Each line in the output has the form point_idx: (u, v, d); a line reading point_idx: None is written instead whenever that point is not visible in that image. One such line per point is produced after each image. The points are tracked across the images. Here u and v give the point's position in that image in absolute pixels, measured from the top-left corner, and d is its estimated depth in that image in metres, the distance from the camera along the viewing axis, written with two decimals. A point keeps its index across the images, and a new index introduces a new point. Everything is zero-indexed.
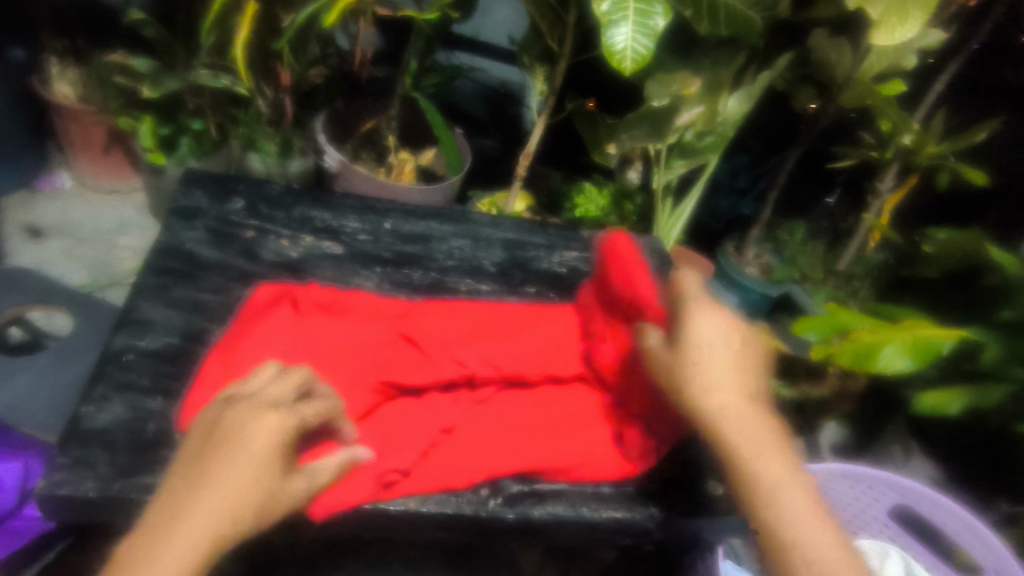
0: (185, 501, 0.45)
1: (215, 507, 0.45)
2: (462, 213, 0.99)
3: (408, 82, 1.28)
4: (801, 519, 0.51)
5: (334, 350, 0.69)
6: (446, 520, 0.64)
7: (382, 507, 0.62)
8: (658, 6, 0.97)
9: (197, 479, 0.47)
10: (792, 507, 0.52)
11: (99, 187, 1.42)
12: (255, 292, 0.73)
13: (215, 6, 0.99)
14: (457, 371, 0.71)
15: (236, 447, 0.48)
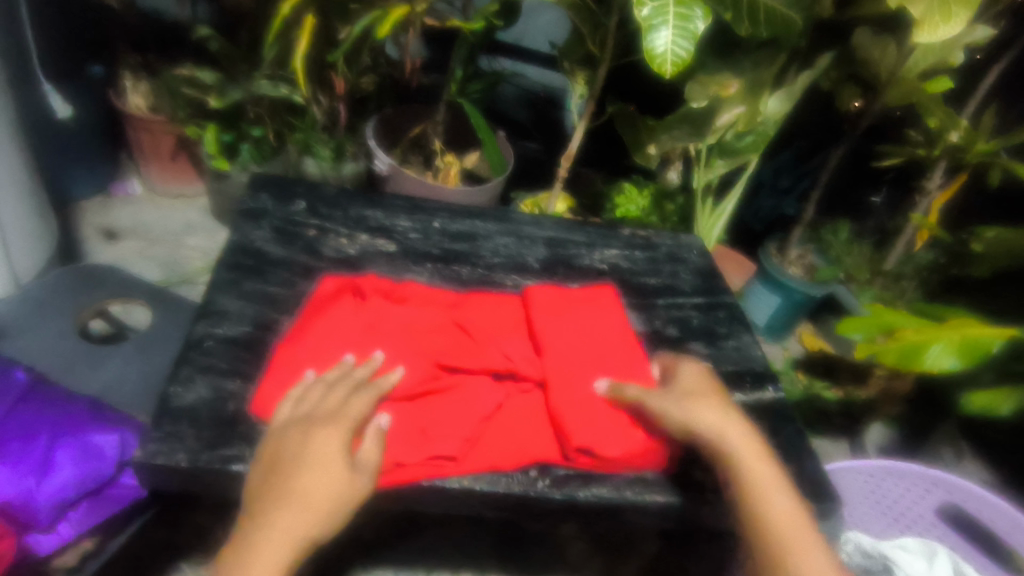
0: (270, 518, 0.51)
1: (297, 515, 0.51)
2: (507, 212, 1.03)
3: (454, 89, 1.33)
4: (786, 519, 0.57)
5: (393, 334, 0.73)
6: (497, 500, 0.68)
7: (438, 485, 0.67)
8: (698, 10, 1.00)
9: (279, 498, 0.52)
10: (781, 508, 0.57)
11: (167, 192, 1.53)
12: (321, 284, 0.78)
13: (277, 21, 1.06)
14: (504, 363, 0.74)
15: (308, 473, 0.53)
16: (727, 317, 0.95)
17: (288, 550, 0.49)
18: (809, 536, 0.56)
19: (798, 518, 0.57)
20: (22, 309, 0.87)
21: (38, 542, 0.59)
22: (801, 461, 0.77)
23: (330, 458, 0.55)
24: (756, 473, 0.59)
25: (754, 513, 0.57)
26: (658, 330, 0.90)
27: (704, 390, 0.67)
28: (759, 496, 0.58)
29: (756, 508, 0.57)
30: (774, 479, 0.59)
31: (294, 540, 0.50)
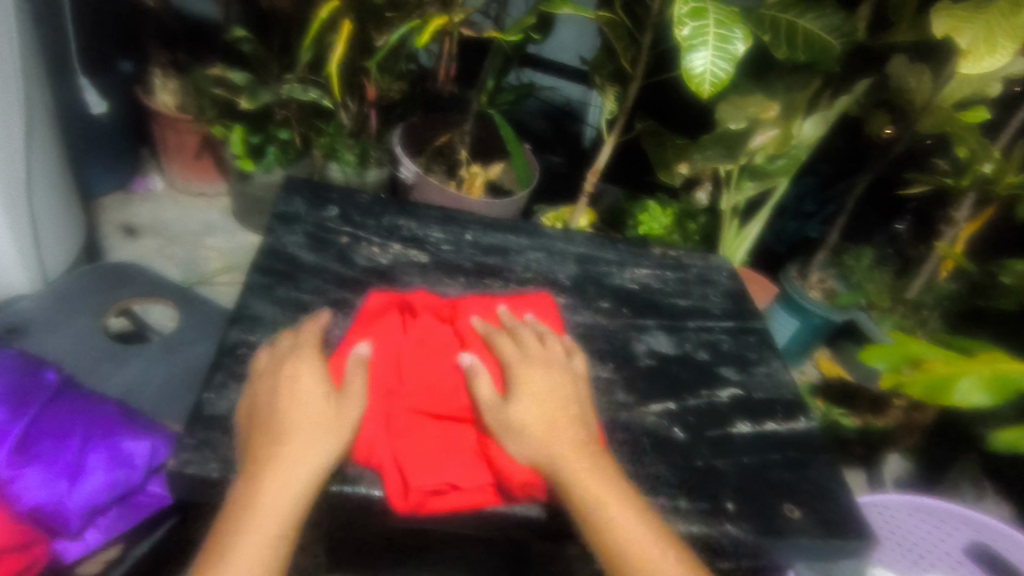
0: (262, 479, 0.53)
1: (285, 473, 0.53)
2: (537, 227, 1.02)
3: (484, 99, 1.33)
4: (628, 533, 0.55)
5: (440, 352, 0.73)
6: (547, 524, 0.65)
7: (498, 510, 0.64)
8: (739, 31, 0.99)
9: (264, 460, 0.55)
10: (622, 523, 0.55)
11: (189, 190, 1.52)
12: (367, 300, 0.78)
13: (315, 26, 1.06)
14: None
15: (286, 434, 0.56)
16: (757, 343, 0.94)
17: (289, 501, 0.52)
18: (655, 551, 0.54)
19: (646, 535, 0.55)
20: (47, 305, 0.86)
21: (66, 549, 0.58)
22: (834, 495, 0.75)
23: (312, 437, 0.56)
24: (609, 510, 0.56)
25: (594, 529, 0.56)
26: (689, 353, 0.88)
27: (548, 391, 0.65)
28: (587, 506, 0.56)
29: (602, 539, 0.55)
30: (592, 484, 0.58)
31: (284, 517, 0.52)
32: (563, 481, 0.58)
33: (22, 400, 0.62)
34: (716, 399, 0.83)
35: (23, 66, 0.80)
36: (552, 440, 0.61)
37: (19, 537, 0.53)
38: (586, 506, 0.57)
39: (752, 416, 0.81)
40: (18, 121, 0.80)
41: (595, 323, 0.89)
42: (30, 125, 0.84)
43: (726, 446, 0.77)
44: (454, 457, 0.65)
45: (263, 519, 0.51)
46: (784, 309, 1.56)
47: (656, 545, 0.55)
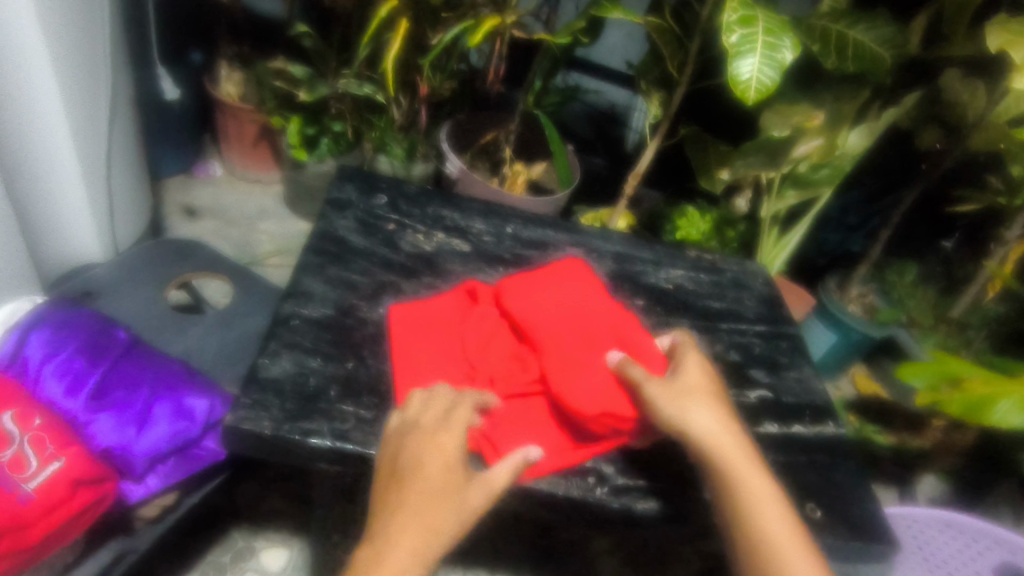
0: (386, 540, 0.51)
1: (410, 542, 0.51)
2: (577, 224, 1.05)
3: (531, 99, 1.36)
4: (764, 505, 0.56)
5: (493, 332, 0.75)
6: (557, 501, 0.68)
7: (531, 487, 0.67)
8: (787, 40, 1.00)
9: (393, 514, 0.53)
10: (757, 492, 0.57)
11: (246, 177, 1.60)
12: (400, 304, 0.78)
13: (375, 23, 1.11)
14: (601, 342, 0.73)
15: (412, 496, 0.53)
16: (790, 348, 0.95)
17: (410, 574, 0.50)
18: (789, 531, 0.56)
19: (775, 507, 0.57)
20: (116, 274, 0.92)
21: (130, 490, 0.64)
22: (860, 500, 0.76)
23: (424, 516, 0.52)
24: (732, 454, 0.59)
25: (735, 498, 0.57)
26: (720, 353, 0.90)
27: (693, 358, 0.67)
28: (735, 477, 0.58)
29: (741, 507, 0.56)
30: (742, 457, 0.59)
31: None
32: (704, 446, 0.59)
33: (98, 352, 0.68)
34: (743, 399, 0.84)
35: (112, 54, 0.87)
36: (707, 411, 0.61)
37: (96, 472, 0.59)
38: (712, 452, 0.59)
39: (779, 417, 0.82)
40: (104, 103, 0.87)
41: (628, 319, 0.91)
42: (113, 107, 0.91)
43: (752, 445, 0.78)
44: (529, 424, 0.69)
45: None
46: (821, 321, 1.54)
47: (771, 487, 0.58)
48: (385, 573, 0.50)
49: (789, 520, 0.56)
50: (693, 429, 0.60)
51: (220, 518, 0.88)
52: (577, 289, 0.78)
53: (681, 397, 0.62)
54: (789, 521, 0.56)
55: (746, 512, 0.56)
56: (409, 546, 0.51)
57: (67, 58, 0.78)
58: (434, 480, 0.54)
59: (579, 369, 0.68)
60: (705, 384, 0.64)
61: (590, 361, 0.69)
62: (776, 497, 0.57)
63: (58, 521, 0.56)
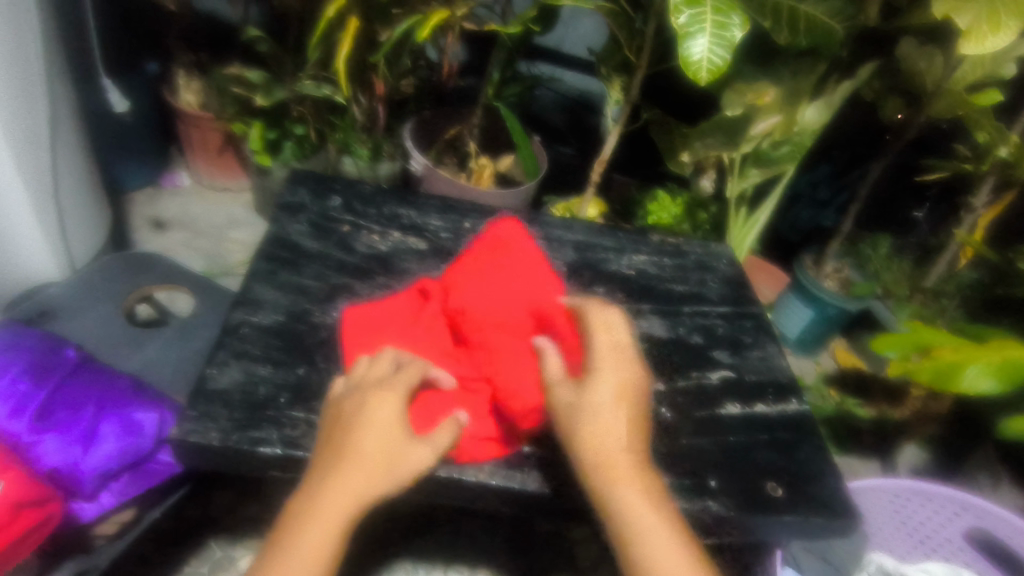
0: (321, 487, 0.54)
1: (345, 486, 0.54)
2: (537, 215, 1.04)
3: (490, 92, 1.34)
4: (638, 524, 0.52)
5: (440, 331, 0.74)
6: (515, 495, 0.68)
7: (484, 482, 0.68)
8: (736, 17, 0.99)
9: (334, 461, 0.56)
10: (633, 509, 0.53)
11: (213, 186, 1.59)
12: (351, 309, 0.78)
13: (321, 23, 1.10)
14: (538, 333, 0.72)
15: (352, 445, 0.56)
16: (754, 327, 0.94)
17: (343, 516, 0.53)
18: (666, 552, 0.51)
19: (651, 526, 0.52)
20: (71, 292, 0.92)
21: (82, 508, 0.64)
22: (822, 476, 0.76)
23: (364, 468, 0.54)
24: (622, 484, 0.54)
25: (609, 514, 0.54)
26: (682, 337, 0.89)
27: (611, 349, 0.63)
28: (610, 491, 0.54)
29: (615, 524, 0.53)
30: (621, 468, 0.55)
31: (333, 529, 0.52)
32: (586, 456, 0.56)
33: (45, 371, 0.67)
34: (705, 381, 0.84)
35: (48, 70, 0.86)
36: (596, 414, 0.58)
37: (41, 495, 0.59)
38: (601, 476, 0.55)
39: (741, 398, 0.82)
40: (43, 120, 0.86)
41: None
42: (55, 123, 0.90)
43: (713, 427, 0.78)
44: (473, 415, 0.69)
45: (311, 537, 0.52)
46: (797, 297, 1.53)
47: (663, 528, 0.52)
48: (316, 516, 0.53)
49: (671, 539, 0.52)
50: (584, 446, 0.57)
51: (191, 532, 0.88)
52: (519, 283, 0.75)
53: (579, 400, 0.59)
54: (669, 540, 0.52)
55: (626, 543, 0.52)
56: (345, 496, 0.53)
57: None
58: (374, 429, 0.57)
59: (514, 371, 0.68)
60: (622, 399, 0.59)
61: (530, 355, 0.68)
62: (664, 537, 0.52)
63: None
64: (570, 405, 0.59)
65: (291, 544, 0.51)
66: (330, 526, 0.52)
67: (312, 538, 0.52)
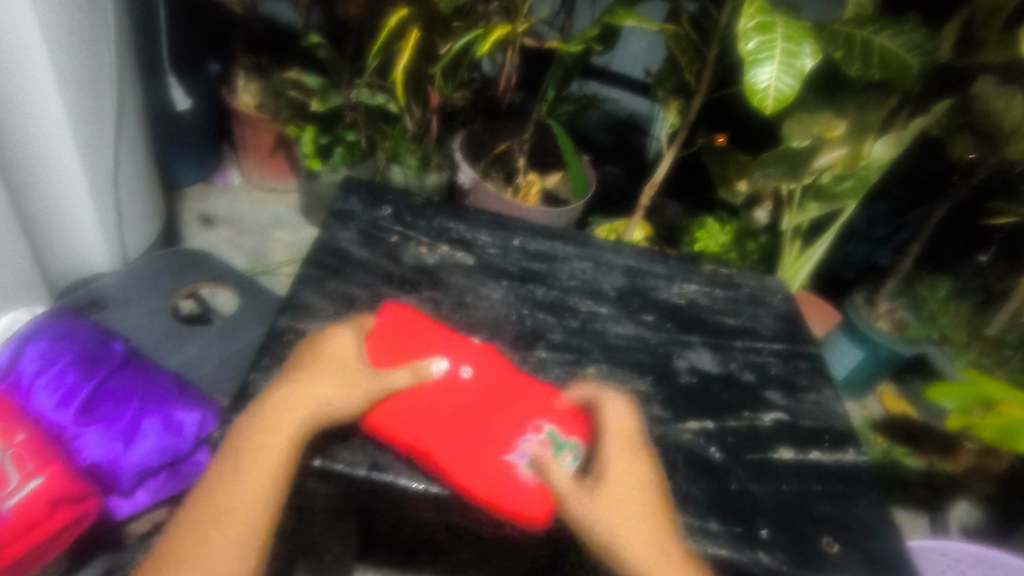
0: (270, 415, 0.55)
1: (299, 410, 0.56)
2: (587, 237, 1.02)
3: (544, 109, 1.33)
4: None
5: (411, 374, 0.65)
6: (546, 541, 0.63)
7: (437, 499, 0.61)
8: (806, 46, 0.96)
9: (289, 389, 0.57)
10: None
11: (262, 186, 1.61)
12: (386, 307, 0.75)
13: (384, 32, 1.10)
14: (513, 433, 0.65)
15: (307, 379, 0.58)
16: (809, 368, 0.90)
17: (294, 433, 0.55)
18: None
19: None
20: (121, 283, 0.92)
21: (117, 505, 0.63)
22: (881, 534, 0.70)
23: (323, 394, 0.57)
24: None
25: None
26: (734, 374, 0.85)
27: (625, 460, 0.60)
28: None
29: None
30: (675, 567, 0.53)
31: (283, 449, 0.54)
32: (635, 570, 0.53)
33: (95, 361, 0.67)
34: (758, 423, 0.79)
35: (118, 62, 0.88)
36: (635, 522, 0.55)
37: (76, 492, 0.58)
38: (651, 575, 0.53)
39: (795, 443, 0.77)
40: (109, 109, 0.88)
41: (635, 336, 0.86)
42: (122, 119, 0.92)
43: (766, 472, 0.74)
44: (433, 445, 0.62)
45: (257, 466, 0.52)
46: (848, 338, 1.47)
47: None
48: (268, 443, 0.54)
49: None
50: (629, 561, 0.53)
51: None
52: (505, 417, 0.65)
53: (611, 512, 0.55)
54: None
55: None
56: (290, 423, 0.55)
57: (68, 65, 0.77)
58: (328, 370, 0.59)
59: (479, 449, 0.62)
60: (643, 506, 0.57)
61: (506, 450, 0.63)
62: None
63: (36, 540, 0.55)
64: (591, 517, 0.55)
65: (243, 469, 0.52)
66: (280, 449, 0.54)
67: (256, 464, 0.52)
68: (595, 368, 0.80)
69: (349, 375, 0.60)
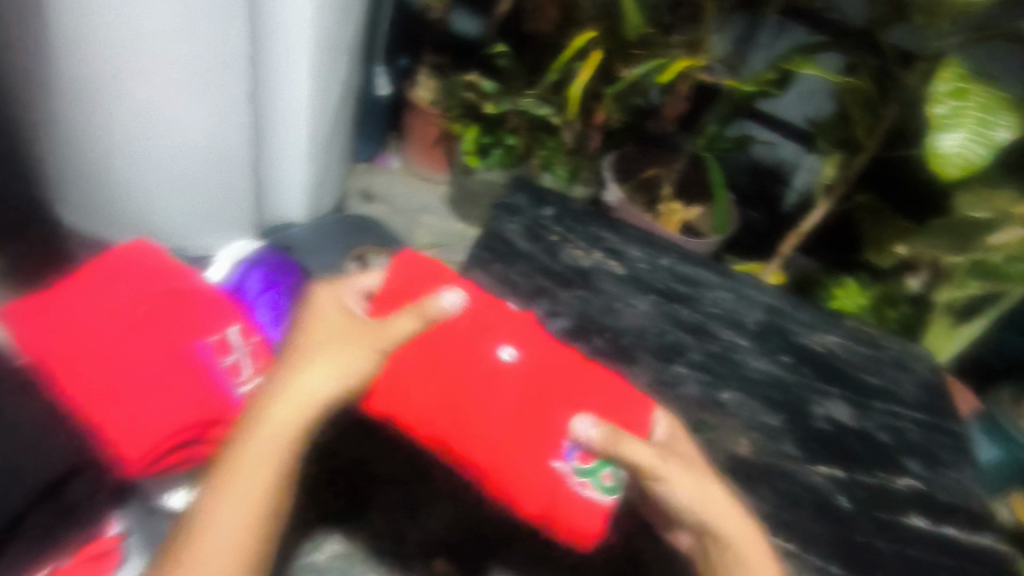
0: (266, 405, 0.52)
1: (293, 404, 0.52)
2: (734, 271, 1.03)
3: (702, 144, 1.34)
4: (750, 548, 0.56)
5: (422, 364, 0.63)
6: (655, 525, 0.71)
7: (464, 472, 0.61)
8: (1002, 117, 0.94)
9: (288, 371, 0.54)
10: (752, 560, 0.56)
11: (418, 173, 1.75)
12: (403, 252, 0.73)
13: (569, 52, 1.18)
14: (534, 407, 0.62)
15: (303, 365, 0.54)
16: (952, 445, 0.86)
17: (286, 439, 0.51)
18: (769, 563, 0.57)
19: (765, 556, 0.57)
20: (311, 235, 1.07)
21: None
22: None
23: (322, 384, 0.53)
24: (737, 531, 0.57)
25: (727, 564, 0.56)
26: (871, 432, 0.84)
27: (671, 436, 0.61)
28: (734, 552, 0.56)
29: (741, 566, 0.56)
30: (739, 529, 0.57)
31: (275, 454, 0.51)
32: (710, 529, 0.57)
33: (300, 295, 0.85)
34: (891, 485, 0.78)
35: (350, 47, 1.01)
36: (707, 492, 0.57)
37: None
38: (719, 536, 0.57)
39: (929, 514, 0.76)
40: (335, 86, 1.02)
41: (773, 373, 0.88)
42: (341, 96, 1.06)
43: (893, 533, 0.73)
44: (451, 417, 0.61)
45: (249, 469, 0.50)
46: None
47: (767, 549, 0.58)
48: (257, 442, 0.51)
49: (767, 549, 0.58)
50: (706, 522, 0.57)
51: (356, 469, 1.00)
52: (540, 404, 0.62)
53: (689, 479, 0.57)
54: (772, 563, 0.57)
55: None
56: (294, 415, 0.52)
57: (320, 47, 0.92)
58: (320, 351, 0.55)
59: (520, 432, 0.60)
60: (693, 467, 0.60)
61: (532, 427, 0.61)
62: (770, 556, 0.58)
63: None
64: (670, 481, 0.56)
65: (242, 462, 0.50)
66: (277, 452, 0.51)
67: (260, 459, 0.50)
68: (730, 394, 0.82)
69: (328, 347, 0.55)
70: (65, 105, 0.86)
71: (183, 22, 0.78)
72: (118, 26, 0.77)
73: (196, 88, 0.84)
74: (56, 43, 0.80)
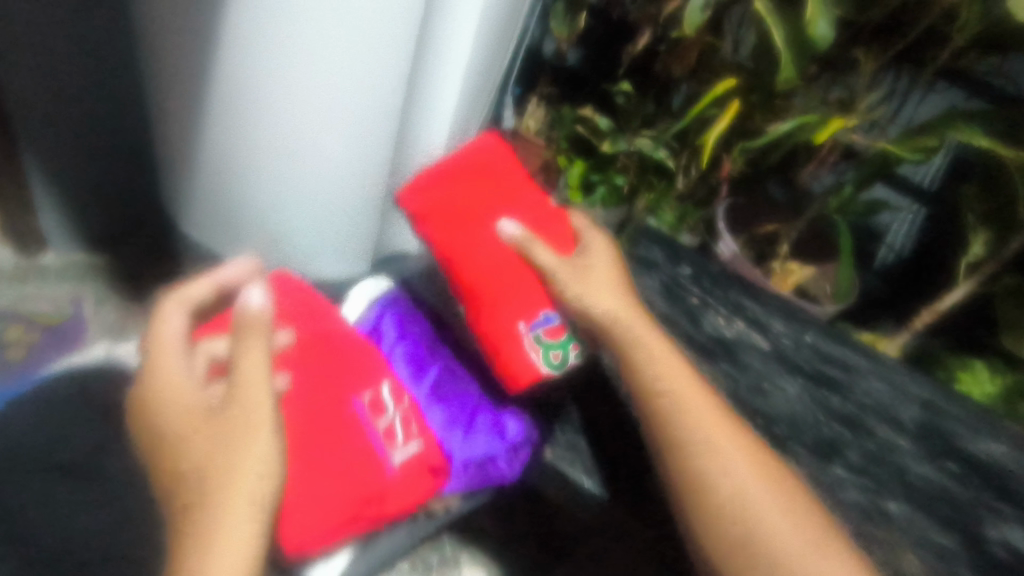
0: (232, 478, 0.57)
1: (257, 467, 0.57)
2: (886, 357, 0.94)
3: (834, 205, 1.26)
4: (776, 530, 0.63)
5: (291, 424, 0.66)
6: None
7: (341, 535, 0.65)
8: None
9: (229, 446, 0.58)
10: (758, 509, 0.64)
11: (511, 201, 1.71)
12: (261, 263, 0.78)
13: (708, 100, 1.11)
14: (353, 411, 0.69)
15: (240, 437, 0.58)
16: None
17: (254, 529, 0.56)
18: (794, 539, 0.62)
19: (789, 526, 0.63)
20: None
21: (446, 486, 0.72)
22: None
23: (248, 431, 0.59)
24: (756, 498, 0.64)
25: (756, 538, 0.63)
26: None
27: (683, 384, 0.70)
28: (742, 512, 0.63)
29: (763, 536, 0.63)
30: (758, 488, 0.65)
31: (257, 503, 0.57)
32: (726, 494, 0.64)
33: (437, 347, 0.83)
34: None
35: (490, 80, 0.98)
36: (734, 462, 0.65)
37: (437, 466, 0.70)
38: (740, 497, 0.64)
39: None
40: (471, 119, 0.98)
41: (937, 483, 0.78)
42: (471, 127, 1.02)
43: None
44: (315, 470, 0.64)
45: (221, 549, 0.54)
46: None
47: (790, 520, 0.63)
48: (234, 514, 0.56)
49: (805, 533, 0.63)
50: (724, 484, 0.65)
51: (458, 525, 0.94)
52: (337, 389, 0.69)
53: (720, 454, 0.66)
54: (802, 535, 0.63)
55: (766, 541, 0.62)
56: (249, 483, 0.57)
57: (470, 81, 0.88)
58: (260, 425, 0.59)
59: (343, 425, 0.67)
60: (716, 425, 0.68)
61: (348, 428, 0.67)
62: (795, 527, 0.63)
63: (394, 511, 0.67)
64: (716, 454, 0.66)
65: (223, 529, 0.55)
66: (252, 513, 0.56)
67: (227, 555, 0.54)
68: (897, 504, 0.74)
69: (236, 438, 0.58)
70: (205, 112, 0.83)
71: (346, 47, 0.73)
72: (295, 38, 0.72)
73: (318, 108, 0.79)
74: (211, 52, 0.77)
